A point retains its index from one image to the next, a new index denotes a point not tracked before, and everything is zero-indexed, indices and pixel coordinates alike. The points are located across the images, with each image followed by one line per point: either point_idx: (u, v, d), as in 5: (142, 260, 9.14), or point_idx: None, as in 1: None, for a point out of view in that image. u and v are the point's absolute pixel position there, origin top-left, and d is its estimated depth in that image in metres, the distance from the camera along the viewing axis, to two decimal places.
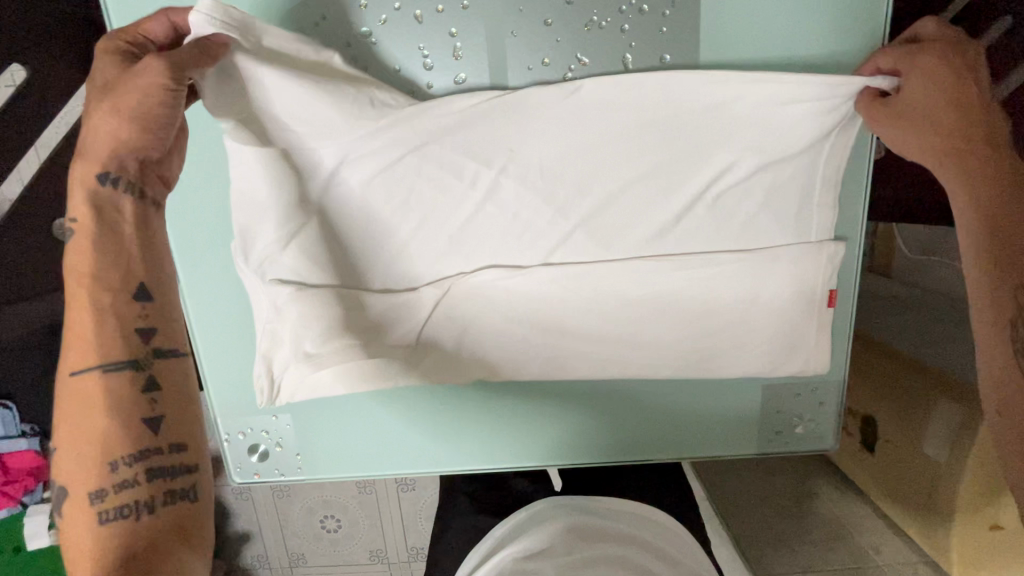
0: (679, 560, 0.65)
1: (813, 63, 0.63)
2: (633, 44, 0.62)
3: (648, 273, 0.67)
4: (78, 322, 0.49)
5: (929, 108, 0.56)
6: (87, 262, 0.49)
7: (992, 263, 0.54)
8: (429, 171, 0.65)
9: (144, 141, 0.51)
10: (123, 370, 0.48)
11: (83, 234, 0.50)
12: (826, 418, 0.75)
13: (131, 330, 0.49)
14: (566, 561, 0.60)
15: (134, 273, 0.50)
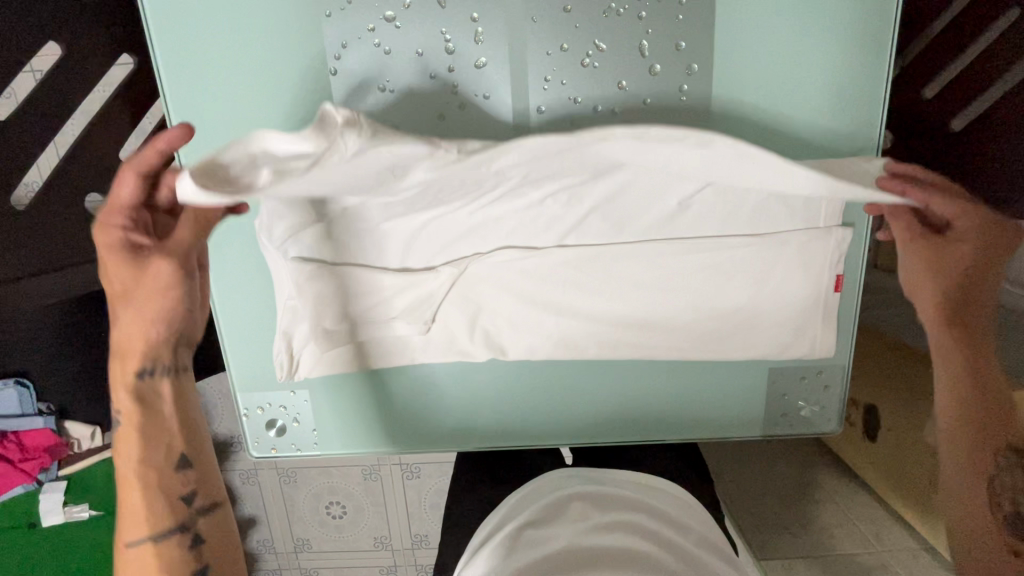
0: (689, 525, 0.69)
1: (831, 51, 0.63)
2: (651, 31, 0.62)
3: (664, 258, 0.69)
4: (133, 501, 0.59)
5: (959, 264, 0.63)
6: (134, 453, 0.59)
7: (958, 402, 0.69)
8: (444, 182, 0.62)
9: (169, 344, 0.59)
10: (172, 534, 0.60)
11: (130, 420, 0.59)
12: (831, 402, 0.77)
13: (176, 498, 0.61)
14: (582, 526, 0.65)
15: (177, 448, 0.61)
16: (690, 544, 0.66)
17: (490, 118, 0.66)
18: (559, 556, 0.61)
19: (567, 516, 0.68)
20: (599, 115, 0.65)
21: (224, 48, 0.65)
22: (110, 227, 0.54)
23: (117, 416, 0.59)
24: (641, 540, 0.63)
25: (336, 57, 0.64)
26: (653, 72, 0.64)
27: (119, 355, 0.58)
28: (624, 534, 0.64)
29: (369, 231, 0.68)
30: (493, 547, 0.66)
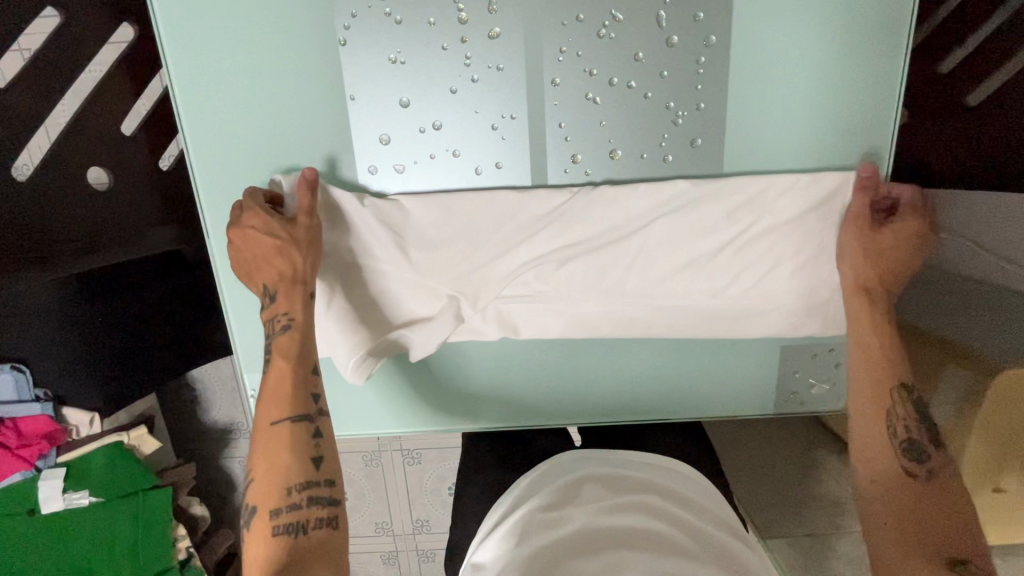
0: (702, 506, 0.69)
1: (852, 23, 0.62)
2: (668, 1, 0.61)
3: (678, 236, 0.67)
4: (276, 385, 0.61)
5: (883, 249, 0.66)
6: (287, 345, 0.62)
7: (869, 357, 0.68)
8: (450, 161, 0.67)
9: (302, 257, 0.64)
10: (300, 421, 0.60)
11: (296, 329, 0.63)
12: (842, 381, 0.77)
13: (308, 394, 0.61)
14: (596, 506, 0.65)
15: (312, 358, 0.64)
16: (704, 524, 0.66)
17: (503, 91, 0.65)
18: (574, 538, 0.61)
19: (581, 499, 0.67)
20: (615, 88, 0.64)
21: (230, 15, 0.63)
22: (256, 199, 0.64)
23: (288, 325, 0.62)
24: (656, 521, 0.63)
25: (346, 26, 0.63)
26: (670, 43, 0.63)
27: (281, 280, 0.63)
28: (639, 516, 0.63)
29: (386, 220, 0.68)
30: (507, 529, 0.66)
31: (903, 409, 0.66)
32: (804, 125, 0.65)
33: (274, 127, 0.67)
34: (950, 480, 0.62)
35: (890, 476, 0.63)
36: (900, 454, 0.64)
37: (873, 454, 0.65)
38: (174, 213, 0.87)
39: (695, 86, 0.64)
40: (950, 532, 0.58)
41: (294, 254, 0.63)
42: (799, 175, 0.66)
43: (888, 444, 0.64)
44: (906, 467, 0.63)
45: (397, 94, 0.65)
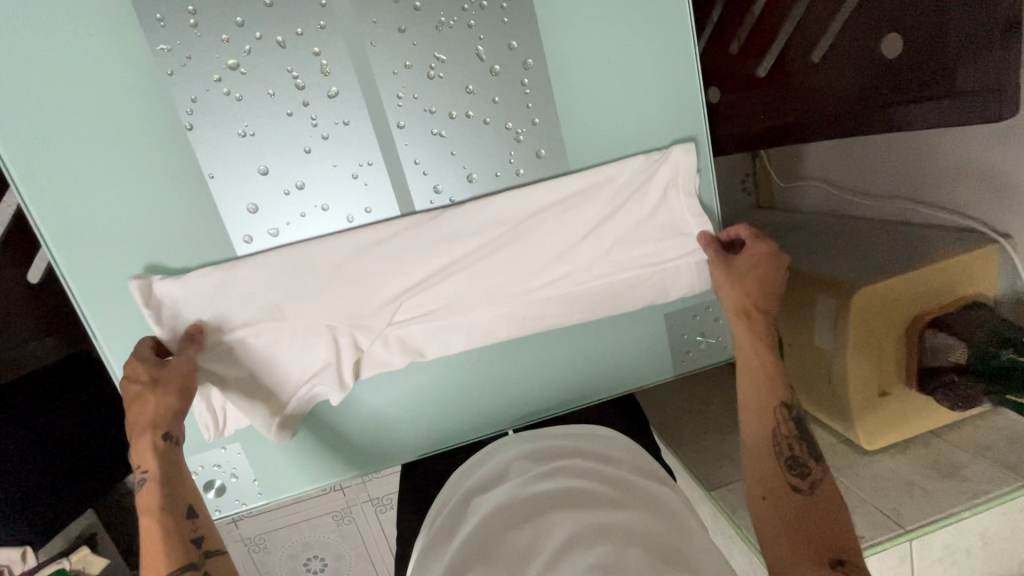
0: (622, 458, 0.73)
1: (644, 29, 0.71)
2: (481, 36, 0.68)
3: (546, 237, 0.74)
4: (151, 543, 0.59)
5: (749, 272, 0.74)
6: (154, 497, 0.62)
7: (753, 374, 0.75)
8: (319, 212, 0.71)
9: (161, 401, 0.64)
10: (186, 571, 0.58)
11: (153, 480, 0.63)
12: (724, 331, 0.86)
13: (188, 541, 0.60)
14: (522, 479, 0.68)
15: (186, 501, 0.63)
16: (624, 473, 0.70)
17: (353, 141, 0.69)
18: (507, 510, 0.64)
19: (511, 476, 0.70)
20: (455, 120, 0.70)
21: (72, 122, 0.65)
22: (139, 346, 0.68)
23: (144, 478, 0.63)
24: (581, 480, 0.66)
25: (188, 111, 0.66)
26: (493, 72, 0.70)
27: (137, 429, 0.64)
28: (565, 478, 0.67)
29: (271, 282, 0.70)
30: (444, 519, 0.68)
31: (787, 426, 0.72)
32: (628, 119, 0.74)
33: (139, 219, 0.68)
34: (829, 489, 0.66)
35: (777, 490, 0.68)
36: (786, 470, 0.68)
37: (764, 472, 0.70)
38: (56, 326, 0.97)
39: (526, 104, 0.71)
40: (829, 534, 0.62)
41: (151, 398, 0.64)
42: (635, 161, 0.73)
43: (773, 462, 0.70)
44: (791, 480, 0.67)
45: (254, 164, 0.68)
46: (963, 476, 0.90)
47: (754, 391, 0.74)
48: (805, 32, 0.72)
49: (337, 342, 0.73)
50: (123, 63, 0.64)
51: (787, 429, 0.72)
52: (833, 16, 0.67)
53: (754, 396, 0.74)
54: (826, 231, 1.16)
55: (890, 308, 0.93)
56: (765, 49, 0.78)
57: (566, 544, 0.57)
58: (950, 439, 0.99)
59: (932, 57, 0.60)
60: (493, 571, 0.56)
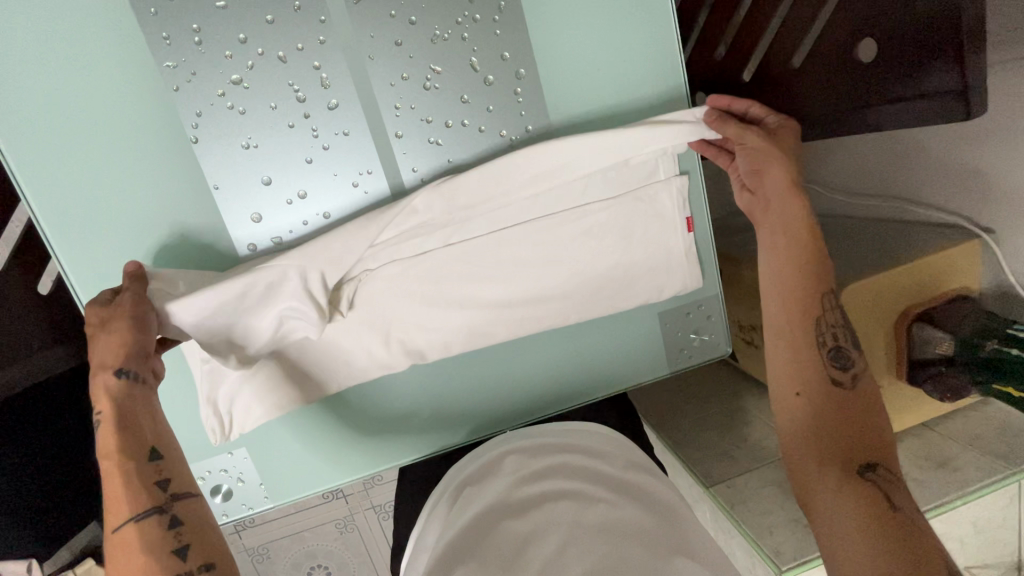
0: (613, 454, 0.75)
1: (631, 39, 0.74)
2: (476, 48, 0.71)
3: (542, 242, 0.77)
4: (110, 485, 0.57)
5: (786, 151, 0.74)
6: (110, 438, 0.58)
7: (793, 258, 0.75)
8: (319, 219, 0.73)
9: (117, 342, 0.60)
10: (150, 515, 0.56)
11: (108, 421, 0.59)
12: (716, 328, 0.88)
13: (152, 483, 0.57)
14: (516, 477, 0.71)
15: (150, 441, 0.60)
16: (617, 471, 0.72)
17: (353, 151, 0.72)
18: (502, 507, 0.66)
19: (504, 471, 0.73)
20: (452, 129, 0.73)
21: (82, 140, 0.67)
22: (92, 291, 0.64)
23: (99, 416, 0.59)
24: (574, 480, 0.69)
25: (194, 125, 0.68)
26: (487, 82, 0.72)
27: (93, 368, 0.60)
28: (558, 478, 0.69)
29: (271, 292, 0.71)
30: (440, 515, 0.71)
31: (830, 316, 0.74)
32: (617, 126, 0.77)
33: (146, 232, 0.70)
34: (867, 383, 0.71)
35: (815, 386, 0.71)
36: (828, 365, 0.72)
37: (803, 367, 0.72)
38: (65, 331, 0.95)
39: (520, 112, 0.74)
40: (864, 431, 0.67)
41: (104, 336, 0.60)
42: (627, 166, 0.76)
43: (816, 354, 0.72)
44: (832, 375, 0.71)
45: (257, 174, 0.70)
46: (955, 465, 0.92)
47: (795, 276, 0.75)
48: (786, 36, 0.75)
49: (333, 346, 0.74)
50: (130, 81, 0.66)
51: (830, 319, 0.74)
52: (814, 17, 0.70)
53: (794, 280, 0.75)
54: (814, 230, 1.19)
55: (880, 302, 0.95)
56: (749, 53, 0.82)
57: (560, 546, 0.60)
58: (942, 431, 1.01)
59: (901, 60, 0.63)
60: (489, 565, 0.59)
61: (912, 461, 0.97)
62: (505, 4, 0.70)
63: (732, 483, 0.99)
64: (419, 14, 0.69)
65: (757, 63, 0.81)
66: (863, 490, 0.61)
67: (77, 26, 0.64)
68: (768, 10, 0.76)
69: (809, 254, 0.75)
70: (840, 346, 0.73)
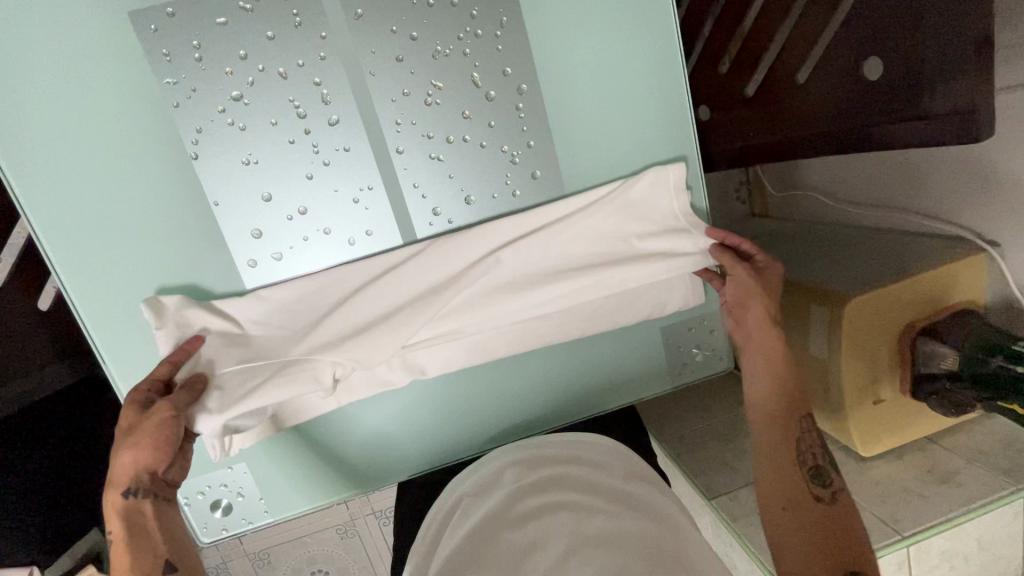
0: (614, 464, 0.74)
1: (635, 54, 0.74)
2: (477, 63, 0.71)
3: (544, 258, 0.76)
4: None
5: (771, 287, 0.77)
6: (121, 559, 0.58)
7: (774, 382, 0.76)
8: (319, 235, 0.73)
9: (147, 457, 0.61)
10: None
11: (118, 541, 0.59)
12: (719, 343, 0.88)
13: None
14: (514, 489, 0.70)
15: (161, 555, 0.60)
16: (618, 481, 0.71)
17: (354, 168, 0.71)
18: (500, 521, 0.66)
19: (503, 483, 0.72)
20: (453, 144, 0.72)
21: (82, 155, 0.67)
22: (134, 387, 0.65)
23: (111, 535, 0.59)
24: (574, 492, 0.68)
25: (194, 141, 0.67)
26: (488, 97, 0.72)
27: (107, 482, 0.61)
28: (558, 490, 0.69)
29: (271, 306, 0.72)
30: (440, 529, 0.71)
31: (809, 435, 0.74)
32: (620, 141, 0.76)
33: (146, 248, 0.70)
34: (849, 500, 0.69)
35: (801, 501, 0.69)
36: (809, 480, 0.70)
37: (788, 484, 0.71)
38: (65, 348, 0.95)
39: (521, 128, 0.73)
40: (849, 545, 0.65)
41: (119, 451, 0.60)
42: (628, 180, 0.76)
43: (797, 469, 0.71)
44: (814, 491, 0.70)
45: (258, 191, 0.70)
46: (959, 481, 0.91)
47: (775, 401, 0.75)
48: (793, 51, 0.74)
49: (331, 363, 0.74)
50: (132, 97, 0.66)
51: (809, 437, 0.74)
52: (822, 30, 0.69)
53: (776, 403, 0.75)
54: (817, 240, 1.18)
55: (882, 314, 0.94)
56: (754, 68, 0.81)
57: (560, 560, 0.60)
58: (945, 445, 1.00)
59: (914, 86, 0.61)
60: None
61: (916, 476, 0.96)
62: (507, 18, 0.70)
63: (734, 496, 0.98)
64: (420, 29, 0.69)
65: (762, 76, 0.80)
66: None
67: (76, 43, 0.64)
68: (776, 22, 0.75)
69: (790, 378, 0.76)
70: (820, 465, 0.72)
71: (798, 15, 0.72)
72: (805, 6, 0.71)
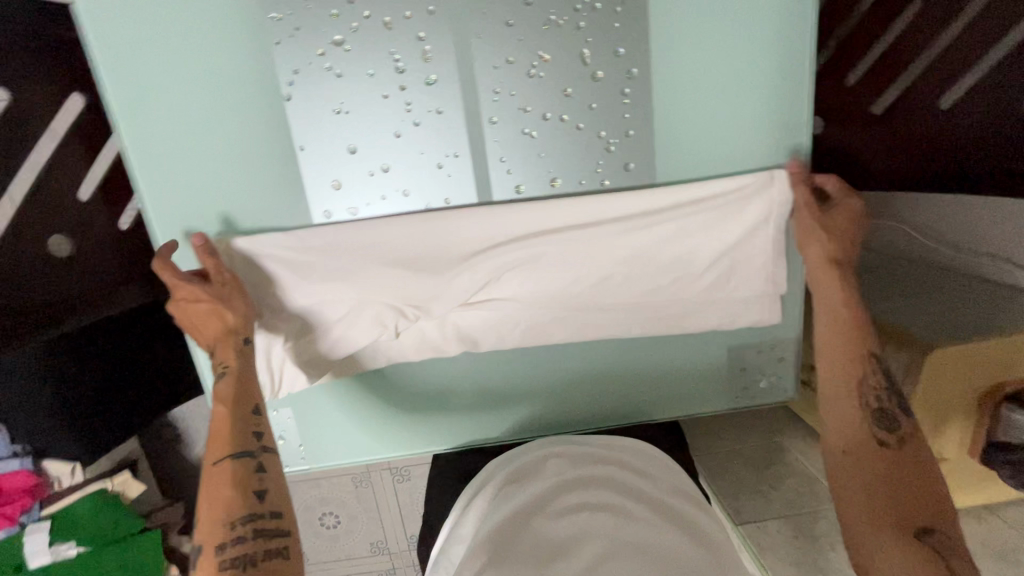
0: (659, 476, 0.72)
1: (760, 53, 0.67)
2: (590, 40, 0.66)
3: (618, 254, 0.72)
4: (219, 426, 0.64)
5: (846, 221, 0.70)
6: (228, 388, 0.65)
7: (837, 321, 0.71)
8: (394, 194, 0.71)
9: (237, 313, 0.68)
10: (244, 459, 0.62)
11: (231, 373, 0.66)
12: (786, 372, 0.83)
13: (251, 432, 0.64)
14: (555, 481, 0.69)
15: (254, 399, 0.67)
16: (662, 493, 0.69)
17: (443, 132, 0.69)
18: (539, 510, 0.65)
19: (544, 473, 0.71)
20: (549, 122, 0.69)
21: (180, 81, 0.66)
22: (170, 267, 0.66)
23: (223, 371, 0.66)
24: (616, 495, 0.66)
25: (289, 82, 0.66)
26: (594, 78, 0.67)
27: (219, 338, 0.67)
28: (599, 490, 0.67)
29: (333, 252, 0.70)
30: (475, 507, 0.70)
31: (874, 376, 0.69)
32: (722, 145, 0.71)
33: (226, 183, 0.69)
34: (919, 444, 0.65)
35: (862, 446, 0.67)
36: (874, 424, 0.67)
37: (848, 429, 0.69)
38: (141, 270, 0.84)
39: (622, 115, 0.69)
40: (915, 499, 0.62)
41: (223, 312, 0.67)
42: (728, 185, 0.70)
43: (859, 414, 0.68)
44: (877, 434, 0.67)
45: (344, 141, 0.68)
46: (1015, 559, 0.84)
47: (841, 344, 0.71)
48: (938, 71, 0.67)
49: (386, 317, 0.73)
50: (237, 27, 0.64)
51: (872, 379, 0.69)
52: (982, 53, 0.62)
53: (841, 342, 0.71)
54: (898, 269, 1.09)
55: (963, 372, 0.86)
56: (884, 86, 0.74)
57: (597, 559, 0.58)
58: (1005, 518, 0.93)
59: None
60: (522, 562, 0.59)
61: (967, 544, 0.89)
62: None
63: (764, 526, 0.94)
64: None
65: (894, 96, 0.73)
66: (916, 554, 0.57)
67: None
68: (927, 37, 0.68)
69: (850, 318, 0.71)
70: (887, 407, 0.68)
71: (957, 32, 0.65)
72: (970, 22, 0.63)
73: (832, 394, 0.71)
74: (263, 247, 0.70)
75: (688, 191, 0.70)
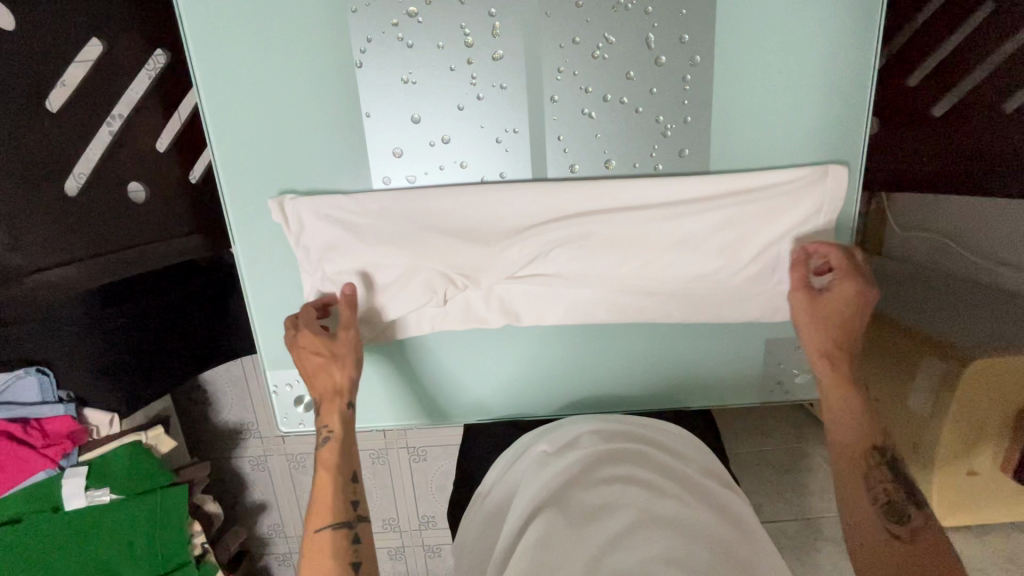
0: (692, 457, 0.73)
1: (824, 47, 0.68)
2: (656, 25, 0.67)
3: (667, 238, 0.73)
4: (320, 489, 0.68)
5: (837, 311, 0.71)
6: (331, 455, 0.71)
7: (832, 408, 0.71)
8: (452, 166, 0.73)
9: (348, 374, 0.73)
10: (342, 527, 0.66)
11: (335, 440, 0.72)
12: None
13: (349, 499, 0.68)
14: (590, 452, 0.70)
15: (353, 466, 0.71)
16: (694, 473, 0.70)
17: (504, 106, 0.70)
18: (574, 479, 0.67)
19: (578, 445, 0.72)
20: (609, 104, 0.70)
21: (259, 42, 0.69)
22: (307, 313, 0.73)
23: (327, 436, 0.72)
24: (649, 470, 0.67)
25: (362, 49, 0.68)
26: (657, 62, 0.69)
27: (327, 394, 0.73)
28: (633, 464, 0.68)
29: (389, 216, 0.73)
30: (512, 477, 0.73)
31: (880, 469, 0.66)
32: (779, 136, 0.71)
33: (293, 144, 0.72)
34: (936, 533, 0.61)
35: (876, 539, 0.62)
36: (884, 517, 0.63)
37: (860, 522, 0.64)
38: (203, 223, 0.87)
39: (682, 101, 0.70)
40: None
41: (336, 371, 0.73)
42: (782, 175, 0.71)
43: (869, 506, 0.65)
44: (889, 527, 0.63)
45: (408, 111, 0.71)
46: None
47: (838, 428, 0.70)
48: (1003, 77, 0.67)
49: (436, 281, 0.75)
50: None
51: (880, 472, 0.66)
52: None
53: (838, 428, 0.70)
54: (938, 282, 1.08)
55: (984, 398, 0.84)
56: (945, 90, 0.74)
57: (630, 528, 0.60)
58: None
59: None
60: (556, 524, 0.61)
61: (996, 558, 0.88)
62: None
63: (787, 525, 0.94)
64: None
65: (953, 100, 0.73)
66: None
67: None
68: (997, 41, 0.68)
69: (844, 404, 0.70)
70: (897, 499, 0.65)
71: None
72: None
73: (841, 493, 0.67)
74: (323, 207, 0.72)
75: (741, 179, 0.71)
